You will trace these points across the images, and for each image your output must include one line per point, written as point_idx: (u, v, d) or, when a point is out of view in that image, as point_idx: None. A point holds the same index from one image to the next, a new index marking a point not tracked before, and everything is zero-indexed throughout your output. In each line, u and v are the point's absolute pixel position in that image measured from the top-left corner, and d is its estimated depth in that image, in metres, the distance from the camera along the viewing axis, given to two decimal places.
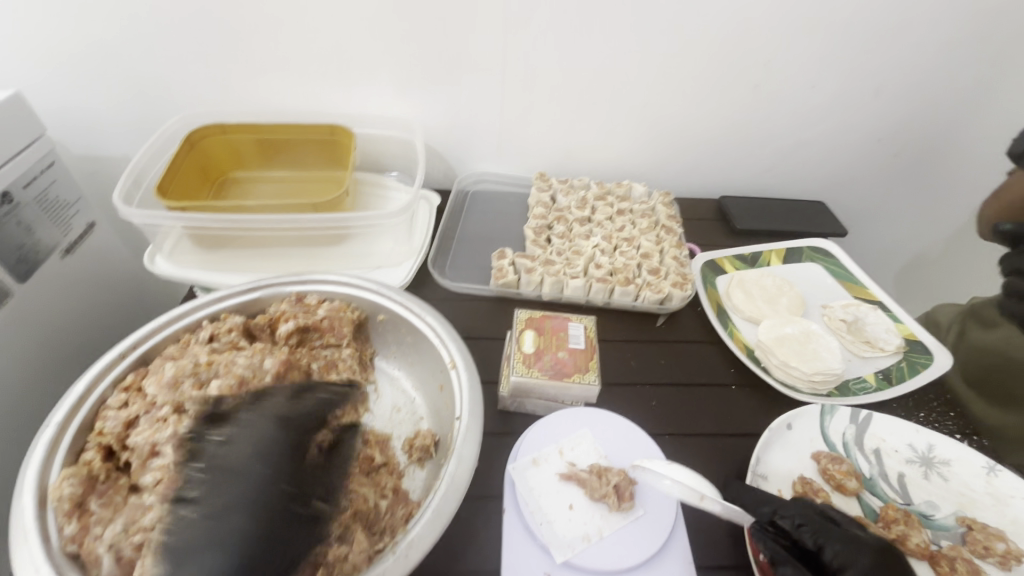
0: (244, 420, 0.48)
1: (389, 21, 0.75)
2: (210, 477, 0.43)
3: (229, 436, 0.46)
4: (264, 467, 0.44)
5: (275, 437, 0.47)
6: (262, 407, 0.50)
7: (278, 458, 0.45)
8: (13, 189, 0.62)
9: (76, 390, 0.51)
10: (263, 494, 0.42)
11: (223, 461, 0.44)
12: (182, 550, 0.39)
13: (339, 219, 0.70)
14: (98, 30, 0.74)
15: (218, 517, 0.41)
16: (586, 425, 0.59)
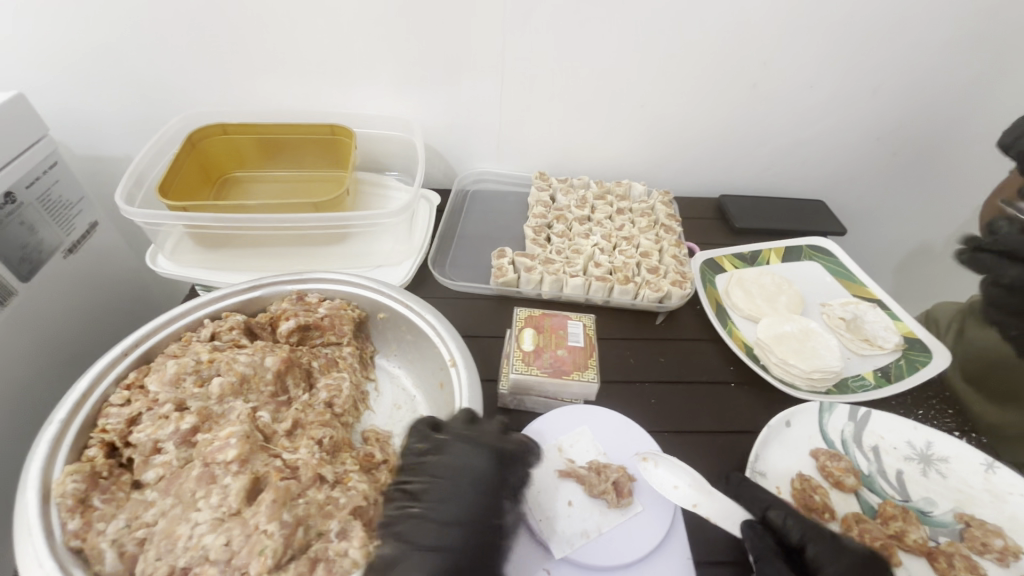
0: (455, 445, 0.51)
1: (389, 22, 0.75)
2: (438, 489, 0.48)
3: (443, 458, 0.50)
4: (474, 489, 0.48)
5: (487, 460, 0.49)
6: (480, 429, 0.52)
7: (492, 480, 0.49)
8: (16, 190, 0.62)
9: (79, 387, 0.51)
10: (477, 512, 0.47)
11: (448, 477, 0.48)
12: (399, 549, 0.45)
13: (340, 219, 0.70)
14: (101, 32, 0.74)
15: (437, 532, 0.45)
16: (585, 422, 0.60)
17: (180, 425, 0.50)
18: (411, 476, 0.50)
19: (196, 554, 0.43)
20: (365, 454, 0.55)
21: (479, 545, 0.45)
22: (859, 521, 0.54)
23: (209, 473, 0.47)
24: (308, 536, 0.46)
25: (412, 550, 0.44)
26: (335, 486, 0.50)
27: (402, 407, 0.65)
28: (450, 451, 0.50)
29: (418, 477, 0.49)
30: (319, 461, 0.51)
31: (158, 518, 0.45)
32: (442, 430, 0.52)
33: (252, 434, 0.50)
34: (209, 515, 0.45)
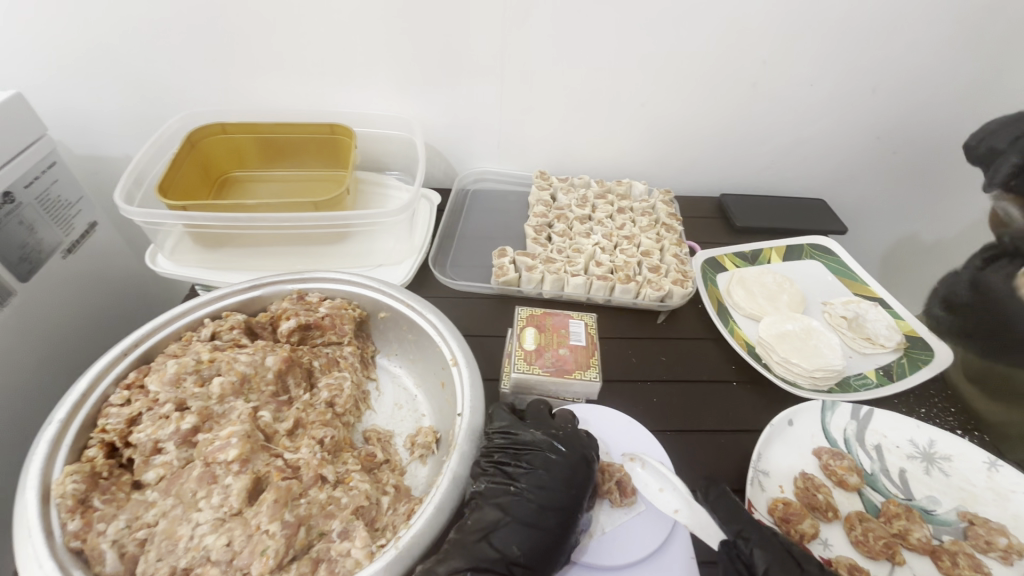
0: (551, 439, 0.52)
1: (390, 21, 0.75)
2: (536, 477, 0.49)
3: (539, 448, 0.51)
4: (571, 482, 0.49)
5: (578, 456, 0.51)
6: (562, 427, 0.54)
7: (584, 476, 0.50)
8: (15, 189, 0.62)
9: (78, 387, 0.51)
10: (572, 504, 0.48)
11: (544, 465, 0.50)
12: (501, 525, 0.46)
13: (340, 219, 0.70)
14: (101, 33, 0.74)
15: (535, 512, 0.47)
16: (586, 422, 0.60)
17: (180, 425, 0.49)
18: (505, 459, 0.51)
19: (198, 555, 0.43)
20: (367, 453, 0.55)
21: (569, 532, 0.47)
22: (862, 520, 0.54)
23: (210, 473, 0.47)
24: (311, 536, 0.46)
25: (510, 522, 0.46)
26: (337, 486, 0.50)
27: (403, 407, 0.64)
28: (549, 444, 0.51)
29: (513, 460, 0.51)
30: (321, 461, 0.50)
31: (158, 518, 0.45)
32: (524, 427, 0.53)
33: (253, 434, 0.50)
34: (210, 515, 0.45)
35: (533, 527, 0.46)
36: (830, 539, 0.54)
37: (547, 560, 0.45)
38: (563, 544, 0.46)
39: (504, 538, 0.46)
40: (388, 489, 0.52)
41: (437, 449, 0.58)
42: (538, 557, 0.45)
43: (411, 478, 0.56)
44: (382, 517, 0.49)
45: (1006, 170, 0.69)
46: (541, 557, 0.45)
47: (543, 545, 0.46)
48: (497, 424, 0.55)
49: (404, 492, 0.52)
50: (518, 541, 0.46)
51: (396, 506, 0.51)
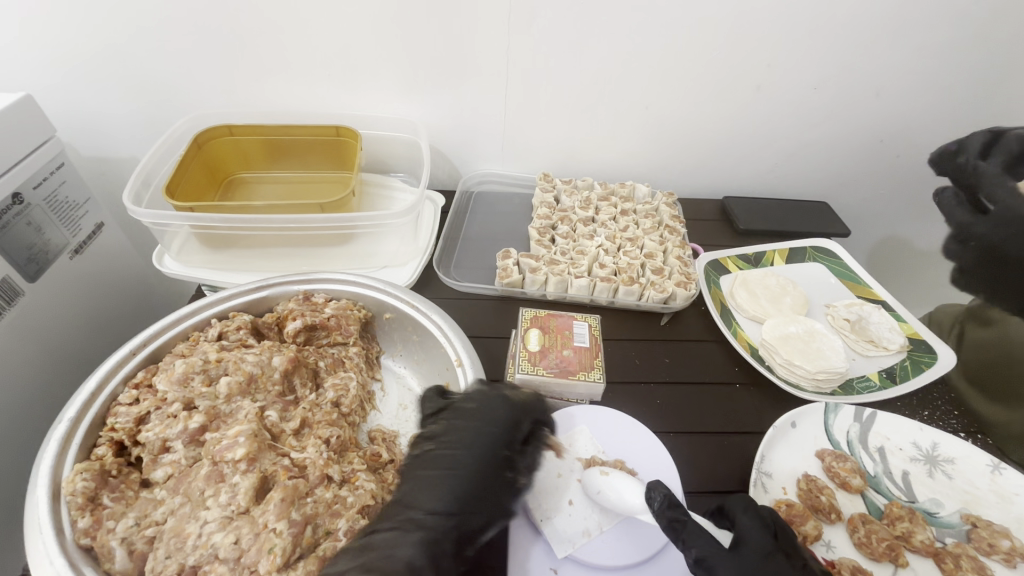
0: (476, 394, 0.55)
1: (395, 23, 0.76)
2: (450, 433, 0.52)
3: (463, 403, 0.54)
4: (482, 428, 0.52)
5: (501, 403, 0.54)
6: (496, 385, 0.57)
7: (503, 419, 0.53)
8: (24, 190, 0.63)
9: (88, 386, 0.51)
10: (488, 447, 0.51)
11: (463, 418, 0.53)
12: (422, 480, 0.49)
13: (346, 219, 0.70)
14: (109, 36, 0.75)
15: (450, 460, 0.50)
16: (581, 420, 0.60)
17: (188, 424, 0.50)
18: (429, 423, 0.55)
19: (205, 552, 0.43)
20: (371, 453, 0.56)
21: (487, 474, 0.50)
22: (866, 522, 0.54)
23: (218, 472, 0.48)
24: (317, 535, 0.46)
25: (429, 476, 0.49)
26: (343, 485, 0.50)
27: (408, 407, 0.65)
28: (461, 399, 0.55)
29: (436, 422, 0.54)
30: (327, 460, 0.51)
31: (167, 517, 0.45)
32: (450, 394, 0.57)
33: (260, 433, 0.50)
34: (218, 513, 0.45)
35: (452, 474, 0.49)
36: (832, 540, 0.54)
37: (466, 505, 0.48)
38: (481, 489, 0.49)
39: (416, 491, 0.49)
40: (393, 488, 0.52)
41: None
42: (457, 501, 0.48)
43: None
44: None
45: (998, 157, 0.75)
46: (458, 502, 0.48)
47: (460, 490, 0.49)
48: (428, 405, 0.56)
49: None
50: (431, 490, 0.49)
51: None
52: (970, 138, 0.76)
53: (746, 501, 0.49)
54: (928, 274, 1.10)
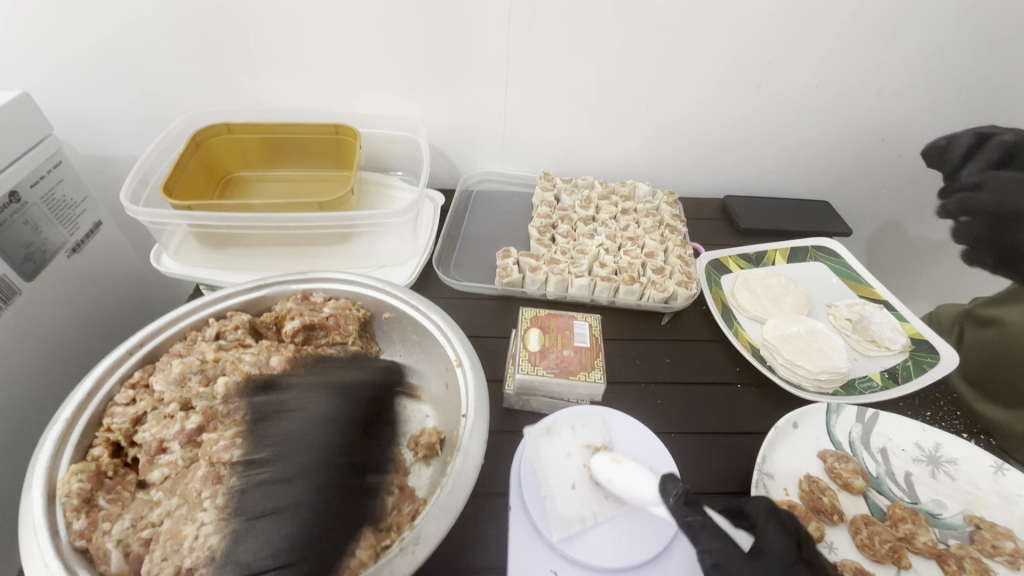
0: (297, 390, 0.56)
1: (395, 21, 0.75)
2: (294, 454, 0.50)
3: (288, 406, 0.54)
4: (337, 446, 0.52)
5: (335, 401, 0.56)
6: (324, 373, 0.59)
7: (345, 417, 0.55)
8: (21, 189, 0.62)
9: (85, 386, 0.51)
10: (338, 454, 0.51)
11: (291, 432, 0.52)
12: (262, 515, 0.46)
13: (344, 218, 0.70)
14: (107, 33, 0.74)
15: (289, 494, 0.47)
16: (598, 408, 0.60)
17: (185, 424, 0.50)
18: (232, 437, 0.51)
19: (202, 555, 0.43)
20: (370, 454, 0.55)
21: (340, 483, 0.49)
22: (867, 524, 0.54)
23: (215, 473, 0.48)
24: None
25: (272, 513, 0.46)
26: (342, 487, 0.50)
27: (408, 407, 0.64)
28: (287, 407, 0.54)
29: (247, 436, 0.51)
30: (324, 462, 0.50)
31: (163, 519, 0.45)
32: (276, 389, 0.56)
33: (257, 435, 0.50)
34: (214, 515, 0.45)
35: (293, 505, 0.47)
36: (835, 542, 0.54)
37: (318, 538, 0.45)
38: (334, 505, 0.48)
39: (260, 536, 0.45)
40: (393, 489, 0.52)
41: (440, 450, 0.58)
42: (312, 531, 0.45)
43: (415, 479, 0.56)
44: (387, 517, 0.49)
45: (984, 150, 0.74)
46: (306, 536, 0.45)
47: (307, 518, 0.46)
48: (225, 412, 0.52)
49: (408, 493, 0.52)
50: (273, 527, 0.45)
51: (401, 507, 0.50)
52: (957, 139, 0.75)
53: (769, 507, 0.48)
54: (929, 274, 1.09)
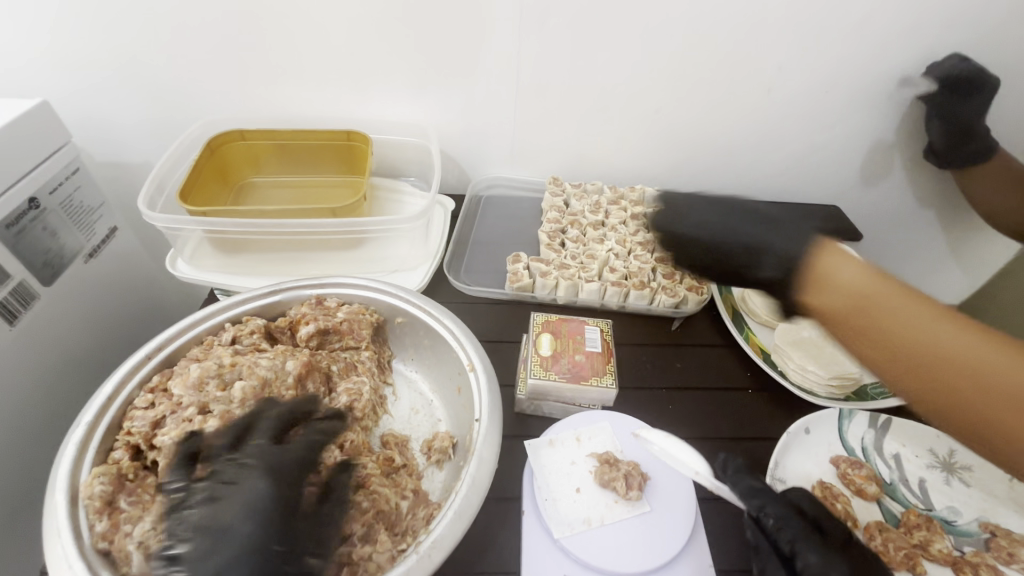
0: (234, 464, 0.47)
1: (405, 28, 0.76)
2: (201, 541, 0.41)
3: (215, 487, 0.45)
4: (256, 498, 0.44)
5: (262, 477, 0.45)
6: (252, 449, 0.48)
7: (269, 498, 0.44)
8: (40, 195, 0.63)
9: (105, 390, 0.52)
10: (259, 541, 0.41)
11: (215, 515, 0.43)
12: None
13: (356, 224, 0.71)
14: (125, 42, 0.76)
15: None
16: (605, 418, 0.60)
17: (203, 428, 0.50)
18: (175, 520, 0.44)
19: None
20: (385, 458, 0.55)
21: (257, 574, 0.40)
22: (882, 530, 0.54)
23: None
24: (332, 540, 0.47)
25: None
26: (358, 490, 0.50)
27: (420, 411, 0.65)
28: (218, 487, 0.45)
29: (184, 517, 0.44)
30: (340, 464, 0.52)
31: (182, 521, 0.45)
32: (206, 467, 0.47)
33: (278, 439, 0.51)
34: None
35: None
36: None
37: None
38: None
39: None
40: (407, 493, 0.52)
41: (453, 454, 0.58)
42: None
43: (427, 483, 0.57)
44: (401, 522, 0.50)
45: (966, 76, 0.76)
46: None
47: None
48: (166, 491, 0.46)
49: (422, 497, 0.53)
50: None
51: (415, 510, 0.51)
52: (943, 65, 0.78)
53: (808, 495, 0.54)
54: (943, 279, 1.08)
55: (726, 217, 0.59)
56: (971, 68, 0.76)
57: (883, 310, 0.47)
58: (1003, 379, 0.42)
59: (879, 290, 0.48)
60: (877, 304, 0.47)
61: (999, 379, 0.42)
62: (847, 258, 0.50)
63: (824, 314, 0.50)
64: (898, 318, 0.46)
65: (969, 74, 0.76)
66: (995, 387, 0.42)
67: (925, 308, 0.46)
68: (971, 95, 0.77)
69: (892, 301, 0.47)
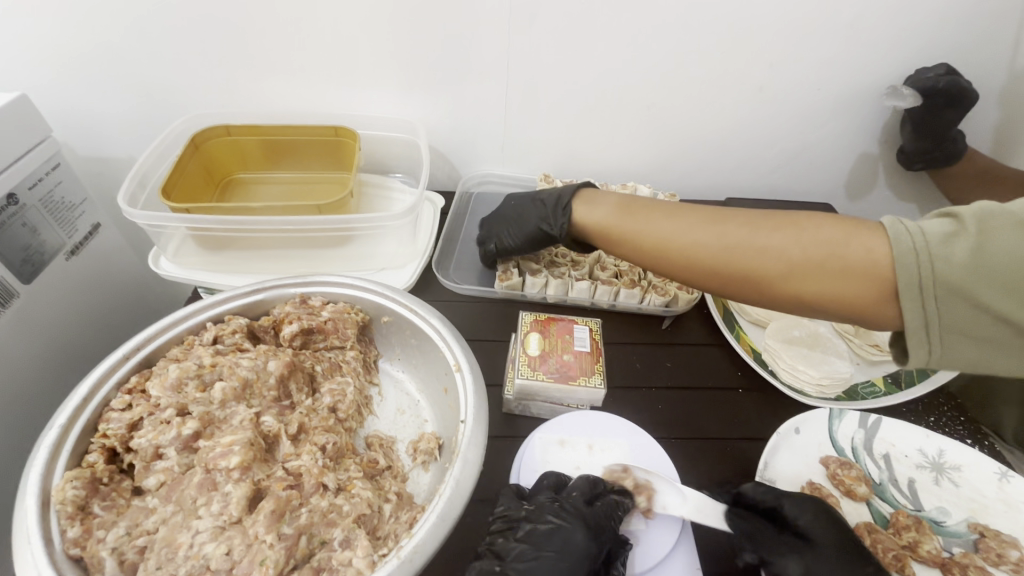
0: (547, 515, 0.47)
1: (395, 22, 0.75)
2: (523, 548, 0.45)
3: (535, 529, 0.46)
4: (568, 548, 0.45)
5: (579, 527, 0.46)
6: (564, 496, 0.50)
7: (581, 547, 0.45)
8: (19, 191, 0.62)
9: (80, 392, 0.50)
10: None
11: (536, 540, 0.46)
12: None
13: (344, 221, 0.69)
14: (108, 34, 0.74)
15: None
16: (625, 436, 0.58)
17: (181, 430, 0.49)
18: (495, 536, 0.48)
19: (197, 563, 0.43)
20: (368, 460, 0.55)
21: None
22: (871, 532, 0.54)
23: (210, 480, 0.47)
24: (311, 545, 0.46)
25: None
26: (339, 493, 0.49)
27: (405, 412, 0.64)
28: (536, 521, 0.47)
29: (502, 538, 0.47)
30: (322, 469, 0.50)
31: (159, 526, 0.45)
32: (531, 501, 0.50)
33: (255, 442, 0.50)
34: (210, 523, 0.45)
35: None
36: None
37: None
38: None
39: None
40: (390, 496, 0.51)
41: (439, 455, 0.58)
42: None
43: (412, 485, 0.56)
44: (384, 526, 0.49)
45: (952, 89, 0.75)
46: None
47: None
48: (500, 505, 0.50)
49: (406, 501, 0.52)
50: None
51: (399, 514, 0.50)
52: (925, 75, 0.77)
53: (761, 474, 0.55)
54: None
55: (505, 212, 0.77)
56: (953, 82, 0.75)
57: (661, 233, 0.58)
58: (758, 250, 0.51)
59: (635, 217, 0.61)
60: (637, 223, 0.61)
61: (751, 246, 0.51)
62: (598, 203, 0.67)
63: (617, 247, 0.63)
64: (679, 239, 0.56)
65: (950, 88, 0.75)
66: (757, 254, 0.51)
67: (692, 220, 0.57)
68: (950, 105, 0.77)
69: (648, 219, 0.60)
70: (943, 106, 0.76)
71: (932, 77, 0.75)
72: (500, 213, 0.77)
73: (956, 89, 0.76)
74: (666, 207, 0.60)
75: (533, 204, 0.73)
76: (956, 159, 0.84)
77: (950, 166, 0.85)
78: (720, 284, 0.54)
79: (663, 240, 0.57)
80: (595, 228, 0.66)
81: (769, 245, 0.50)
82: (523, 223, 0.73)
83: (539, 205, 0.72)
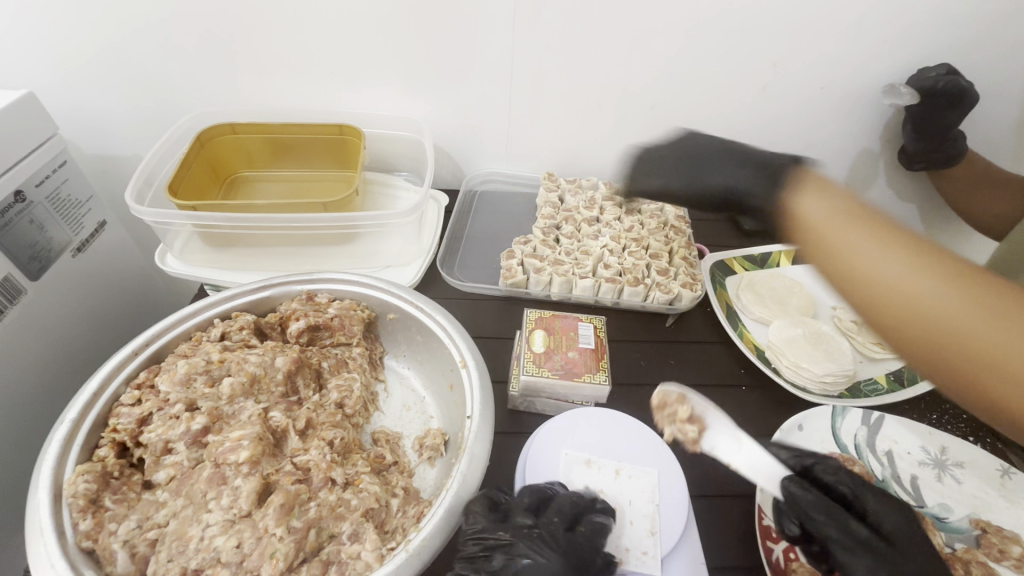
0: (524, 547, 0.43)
1: (398, 22, 0.75)
2: None
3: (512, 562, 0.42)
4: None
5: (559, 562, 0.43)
6: (545, 518, 0.46)
7: None
8: (26, 189, 0.62)
9: (90, 386, 0.51)
10: None
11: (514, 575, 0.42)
12: None
13: (349, 219, 0.70)
14: (114, 33, 0.75)
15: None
16: (656, 465, 0.55)
17: (191, 425, 0.50)
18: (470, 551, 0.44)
19: (208, 556, 0.43)
20: (375, 456, 0.55)
21: None
22: None
23: (220, 474, 0.47)
24: (320, 538, 0.46)
25: None
26: (346, 488, 0.50)
27: (411, 408, 0.64)
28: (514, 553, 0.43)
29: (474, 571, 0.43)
30: (330, 464, 0.50)
31: (169, 519, 0.45)
32: (506, 522, 0.46)
33: (264, 436, 0.50)
34: (220, 517, 0.45)
35: None
36: None
37: None
38: None
39: None
40: (397, 491, 0.52)
41: (445, 451, 0.58)
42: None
43: (419, 480, 0.56)
44: (391, 520, 0.49)
45: (952, 88, 0.75)
46: None
47: None
48: (471, 525, 0.45)
49: (413, 496, 0.52)
50: None
51: (406, 508, 0.50)
52: (927, 74, 0.77)
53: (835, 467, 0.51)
54: None
55: (693, 157, 0.60)
56: (953, 82, 0.75)
57: (874, 271, 0.42)
58: (957, 326, 0.39)
59: (837, 218, 0.45)
60: (857, 248, 0.43)
61: (985, 332, 0.38)
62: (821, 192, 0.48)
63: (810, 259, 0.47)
64: (899, 288, 0.41)
65: (951, 88, 0.75)
66: (971, 336, 0.39)
67: (936, 267, 0.41)
68: (953, 106, 0.76)
69: (853, 227, 0.44)
70: (943, 106, 0.76)
71: (933, 77, 0.76)
72: (691, 153, 0.61)
73: (958, 89, 0.75)
74: (907, 239, 0.43)
75: (722, 161, 0.58)
76: (960, 160, 0.83)
77: (953, 166, 0.84)
78: (910, 344, 0.42)
79: (867, 272, 0.42)
80: (806, 225, 0.47)
81: (993, 334, 0.38)
82: (709, 177, 0.58)
83: (746, 161, 0.56)
